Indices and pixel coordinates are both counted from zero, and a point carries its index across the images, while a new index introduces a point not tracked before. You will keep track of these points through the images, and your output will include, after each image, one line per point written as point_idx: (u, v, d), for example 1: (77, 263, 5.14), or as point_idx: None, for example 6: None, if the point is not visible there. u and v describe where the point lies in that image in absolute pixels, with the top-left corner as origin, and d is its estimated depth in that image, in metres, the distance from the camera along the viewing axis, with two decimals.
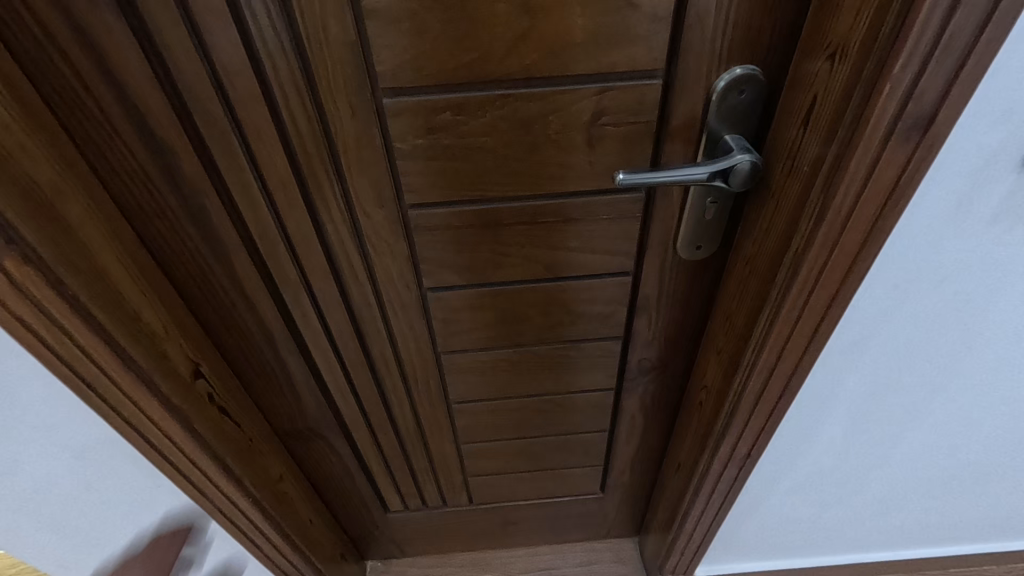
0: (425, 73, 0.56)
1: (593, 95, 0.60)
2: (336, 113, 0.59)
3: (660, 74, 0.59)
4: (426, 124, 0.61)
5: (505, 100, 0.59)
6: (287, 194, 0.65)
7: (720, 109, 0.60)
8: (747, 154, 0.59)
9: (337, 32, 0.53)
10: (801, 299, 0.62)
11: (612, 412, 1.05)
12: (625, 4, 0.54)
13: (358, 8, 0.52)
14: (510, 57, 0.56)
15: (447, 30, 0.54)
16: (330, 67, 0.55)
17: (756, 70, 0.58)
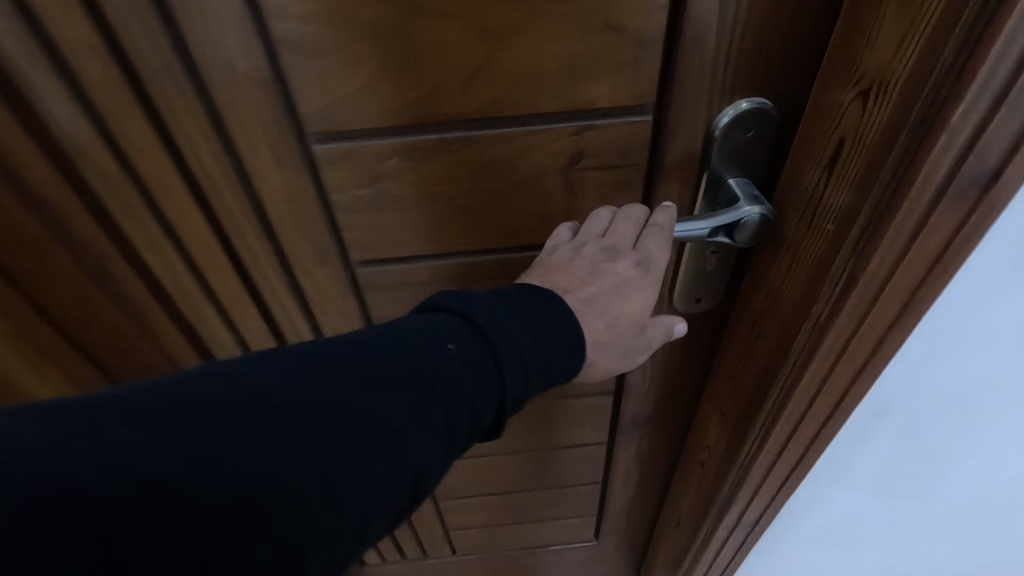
0: (361, 114, 0.46)
1: (570, 136, 0.49)
2: (257, 162, 0.48)
3: (649, 109, 0.49)
4: (370, 173, 0.50)
5: (462, 144, 0.49)
6: (209, 254, 0.54)
7: (723, 149, 0.50)
8: (756, 205, 0.49)
9: (247, 67, 0.43)
10: (822, 375, 0.52)
11: (605, 465, 0.94)
12: (605, 28, 0.43)
13: (270, 38, 0.41)
14: (464, 94, 0.46)
15: (384, 64, 0.43)
16: (243, 109, 0.45)
17: (767, 102, 0.48)
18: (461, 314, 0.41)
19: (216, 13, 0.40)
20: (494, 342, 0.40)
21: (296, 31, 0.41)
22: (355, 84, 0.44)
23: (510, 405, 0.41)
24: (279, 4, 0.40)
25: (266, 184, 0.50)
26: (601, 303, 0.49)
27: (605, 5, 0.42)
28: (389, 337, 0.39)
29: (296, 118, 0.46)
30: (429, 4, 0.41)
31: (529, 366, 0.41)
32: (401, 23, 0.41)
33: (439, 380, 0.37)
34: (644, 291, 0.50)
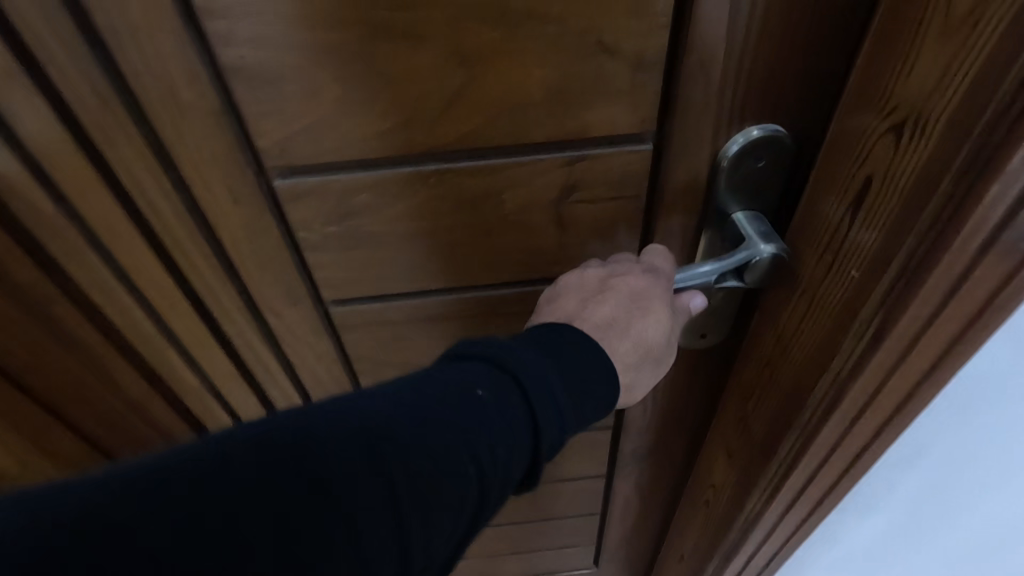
0: (325, 147, 0.41)
1: (560, 167, 0.45)
2: (212, 199, 0.43)
3: (649, 138, 0.44)
4: (340, 209, 0.46)
5: (441, 177, 0.44)
6: (166, 296, 0.49)
7: (732, 181, 0.45)
8: (770, 246, 0.44)
9: (194, 97, 0.38)
10: (844, 429, 0.46)
11: (603, 498, 0.89)
12: (599, 50, 0.38)
13: (217, 64, 0.36)
14: (441, 124, 0.41)
15: (349, 92, 0.38)
16: (192, 143, 0.40)
17: (780, 130, 0.43)
18: (492, 357, 0.39)
19: (153, 37, 0.35)
20: (527, 388, 0.38)
21: (247, 56, 0.36)
22: (317, 114, 0.39)
23: (546, 453, 0.38)
24: (225, 26, 0.35)
25: (225, 221, 0.45)
26: (618, 328, 0.45)
27: (598, 24, 0.37)
28: (411, 391, 0.36)
29: (253, 151, 0.41)
30: (398, 25, 0.36)
31: (564, 415, 0.38)
32: (367, 46, 0.36)
33: (461, 437, 0.35)
34: (660, 305, 0.45)
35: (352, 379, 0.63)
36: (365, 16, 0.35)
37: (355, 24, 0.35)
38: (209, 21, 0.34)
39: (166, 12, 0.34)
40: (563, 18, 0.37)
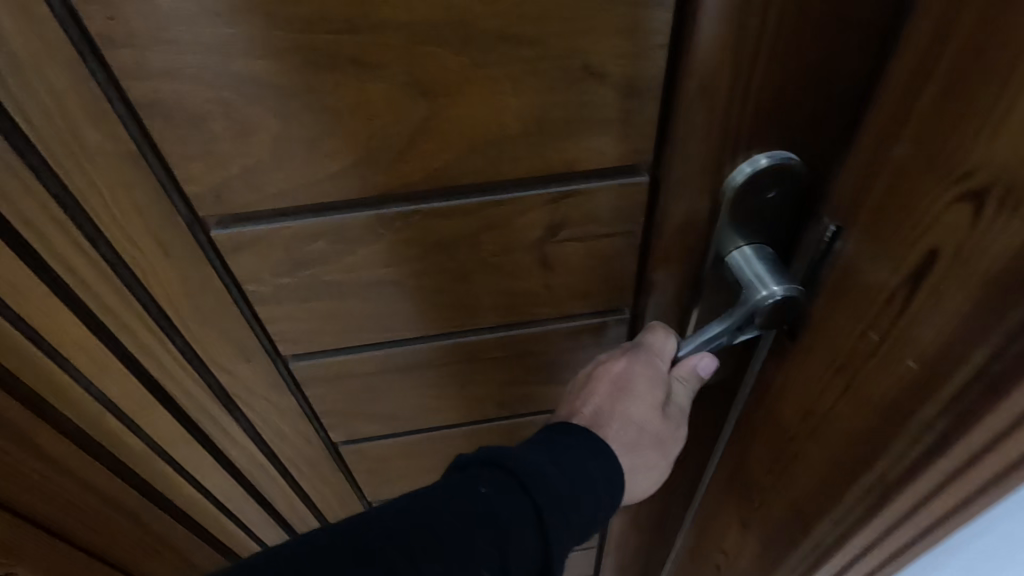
0: (269, 191, 0.35)
1: (546, 204, 0.39)
2: (138, 252, 0.37)
3: (644, 171, 0.39)
4: (293, 258, 0.40)
5: (409, 220, 0.39)
6: (94, 365, 0.42)
7: (737, 214, 0.40)
8: (778, 284, 0.38)
9: (103, 140, 0.31)
10: (887, 529, 0.39)
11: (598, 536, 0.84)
12: (586, 74, 0.33)
13: (129, 101, 0.30)
14: (404, 161, 0.35)
15: (292, 128, 0.32)
16: (105, 190, 0.33)
17: (794, 158, 0.37)
18: (498, 459, 0.43)
19: (41, 72, 0.28)
20: (535, 497, 0.41)
21: (163, 91, 0.30)
22: (256, 155, 0.33)
23: (557, 552, 0.42)
24: (132, 57, 0.28)
25: (158, 277, 0.39)
26: (607, 413, 0.47)
27: (584, 46, 0.32)
28: (438, 503, 0.41)
29: (185, 199, 0.35)
30: (346, 52, 0.30)
31: (571, 519, 0.42)
32: (310, 77, 0.30)
33: (477, 536, 0.40)
34: (647, 389, 0.45)
35: (319, 432, 0.57)
36: (305, 42, 0.29)
37: (293, 52, 0.29)
38: (111, 50, 0.28)
39: (56, 41, 0.27)
40: (542, 39, 0.31)
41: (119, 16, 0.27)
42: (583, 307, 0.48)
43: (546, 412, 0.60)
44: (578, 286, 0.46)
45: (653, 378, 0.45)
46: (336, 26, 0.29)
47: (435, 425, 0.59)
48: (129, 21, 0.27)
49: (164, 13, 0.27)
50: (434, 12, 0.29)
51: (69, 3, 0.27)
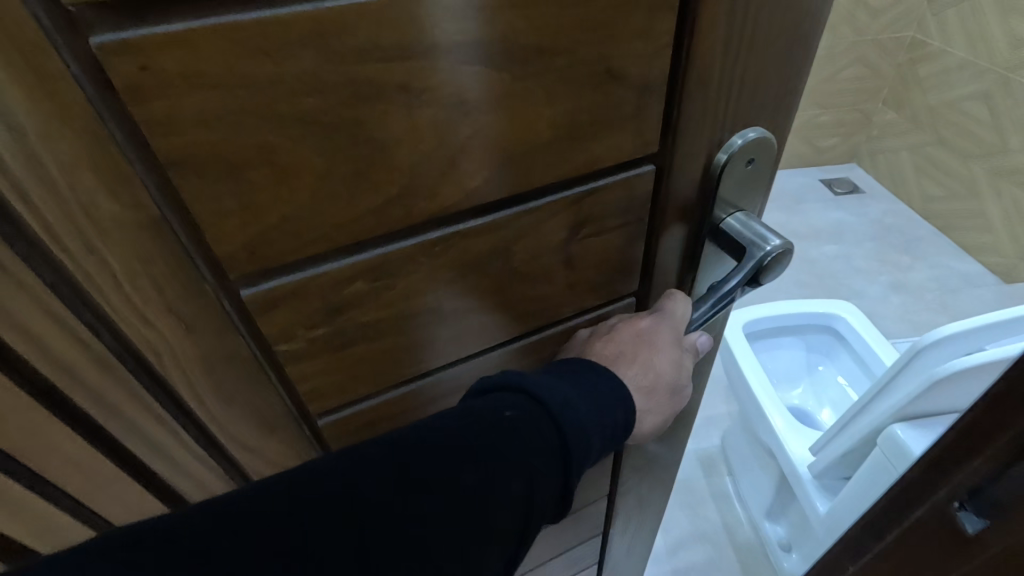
0: (311, 238, 0.32)
1: (569, 205, 0.41)
2: (153, 335, 0.32)
3: (648, 161, 0.42)
4: (330, 305, 0.37)
5: (448, 243, 0.38)
6: (79, 460, 0.36)
7: (727, 185, 0.46)
8: (776, 241, 0.46)
9: (119, 211, 0.27)
10: None
11: (608, 522, 0.84)
12: (606, 76, 0.35)
13: (155, 162, 0.26)
14: (447, 183, 0.35)
15: (339, 166, 0.30)
16: (118, 268, 0.28)
17: (762, 133, 0.44)
18: (530, 391, 0.41)
19: (47, 141, 0.23)
20: (557, 421, 0.40)
21: (200, 145, 0.26)
22: (299, 201, 0.30)
23: (575, 474, 0.41)
24: (166, 109, 0.24)
25: (175, 360, 0.34)
26: (631, 358, 0.48)
27: (608, 53, 0.34)
28: (460, 423, 0.39)
29: (207, 260, 0.30)
30: (397, 79, 0.29)
31: (590, 441, 0.42)
32: (359, 109, 0.29)
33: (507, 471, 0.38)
34: (665, 343, 0.49)
35: None
36: (352, 73, 0.28)
37: (339, 85, 0.28)
38: (141, 106, 0.24)
39: (71, 103, 0.23)
40: (574, 49, 0.33)
41: (153, 65, 0.23)
42: (601, 301, 0.50)
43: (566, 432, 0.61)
44: (597, 280, 0.49)
45: (671, 340, 0.49)
46: (388, 54, 0.28)
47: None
48: (163, 69, 0.23)
49: (206, 56, 0.24)
50: (480, 32, 0.30)
51: (91, 52, 0.22)
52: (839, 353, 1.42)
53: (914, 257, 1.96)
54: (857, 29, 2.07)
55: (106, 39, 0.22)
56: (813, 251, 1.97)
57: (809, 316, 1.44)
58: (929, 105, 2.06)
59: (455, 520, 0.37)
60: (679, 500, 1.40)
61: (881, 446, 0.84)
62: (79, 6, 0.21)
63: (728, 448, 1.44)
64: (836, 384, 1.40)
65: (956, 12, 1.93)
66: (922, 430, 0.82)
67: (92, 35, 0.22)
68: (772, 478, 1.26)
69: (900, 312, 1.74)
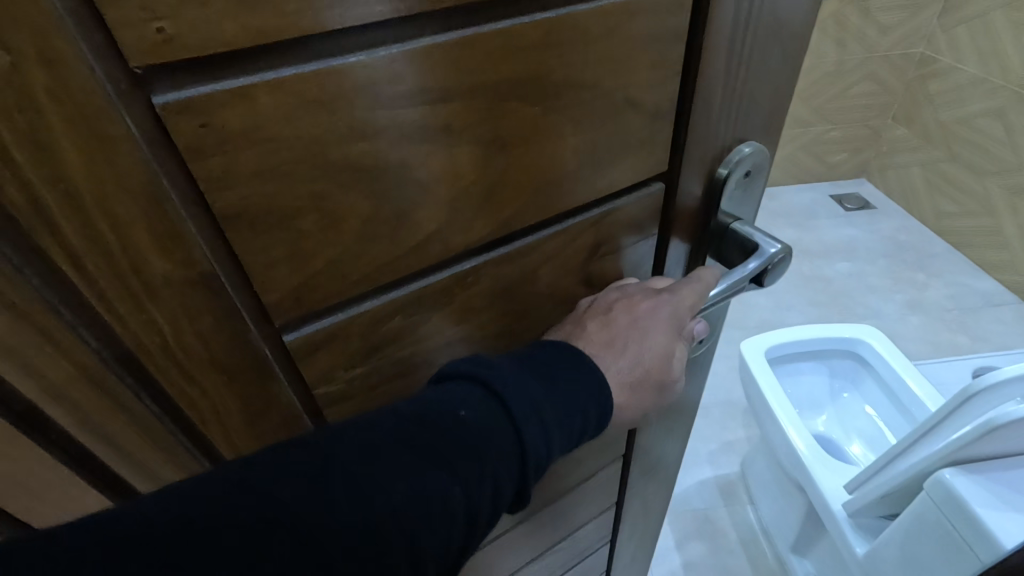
0: (349, 281, 0.31)
1: (591, 226, 0.40)
2: (195, 392, 0.30)
3: (657, 180, 0.41)
4: (368, 344, 0.35)
5: (480, 272, 0.37)
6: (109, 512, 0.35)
7: (725, 196, 0.45)
8: (776, 245, 0.44)
9: (170, 268, 0.25)
10: None
11: (631, 555, 0.82)
12: (625, 103, 0.34)
13: (211, 217, 0.25)
14: (482, 218, 0.33)
15: (380, 206, 0.29)
16: (168, 327, 0.27)
17: (756, 145, 0.44)
18: (488, 386, 0.34)
19: (105, 206, 0.22)
20: (515, 421, 0.34)
21: (252, 198, 0.25)
22: (344, 244, 0.30)
23: (533, 478, 0.35)
24: (222, 164, 0.24)
25: (216, 415, 0.32)
26: (620, 348, 0.40)
27: (628, 81, 0.34)
28: (402, 420, 0.33)
29: (252, 310, 0.29)
30: (441, 119, 0.28)
31: (552, 443, 0.36)
32: (405, 150, 0.28)
33: (453, 475, 0.32)
34: (657, 324, 0.41)
35: None
36: (402, 118, 0.27)
37: (388, 128, 0.27)
38: (198, 162, 0.23)
39: (128, 163, 0.22)
40: (597, 81, 0.32)
41: (213, 122, 0.23)
42: None
43: (586, 477, 0.59)
44: None
45: (664, 315, 0.42)
46: (434, 96, 0.27)
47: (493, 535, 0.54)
48: (225, 126, 0.23)
49: (266, 111, 0.24)
50: (520, 71, 0.29)
51: (154, 112, 0.21)
52: (864, 380, 1.41)
53: (931, 274, 1.95)
54: (867, 47, 2.09)
55: (169, 98, 0.21)
56: (826, 269, 1.97)
57: (833, 340, 1.44)
58: (941, 122, 2.06)
59: (374, 536, 0.30)
60: (699, 530, 1.38)
61: (927, 489, 0.81)
62: (146, 67, 0.20)
63: (750, 476, 1.42)
64: (864, 414, 1.39)
65: (967, 30, 1.93)
66: (973, 476, 0.78)
67: (154, 95, 0.21)
68: (800, 512, 1.22)
69: (920, 333, 1.72)
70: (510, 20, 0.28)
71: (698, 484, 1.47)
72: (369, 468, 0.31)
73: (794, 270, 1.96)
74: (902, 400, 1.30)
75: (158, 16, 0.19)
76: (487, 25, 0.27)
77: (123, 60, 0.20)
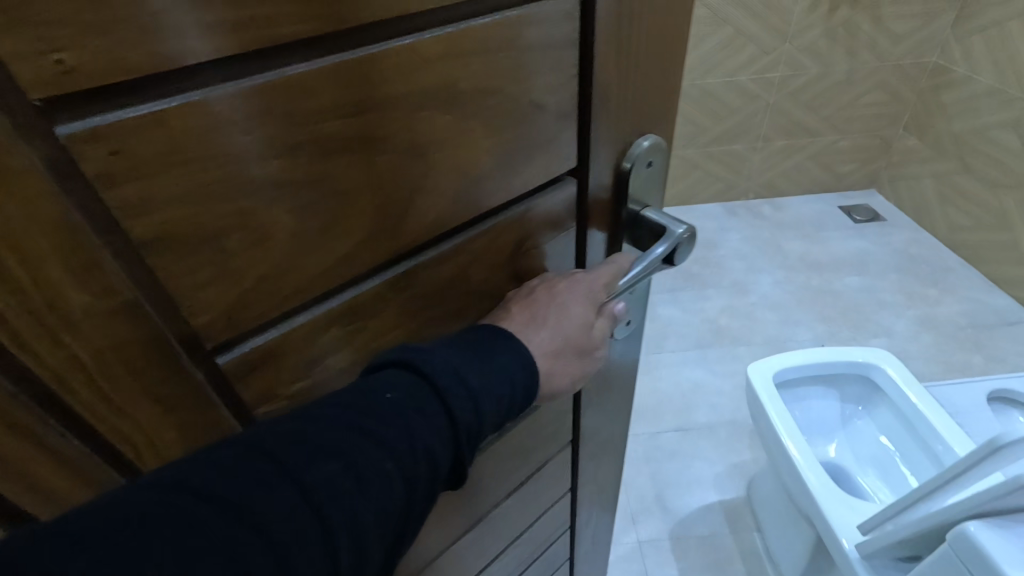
0: (279, 297, 0.32)
1: (513, 222, 0.41)
2: (125, 426, 0.30)
3: (568, 175, 0.43)
4: (308, 359, 0.36)
5: (411, 276, 0.38)
6: None
7: (633, 188, 0.47)
8: (682, 226, 0.46)
9: (90, 299, 0.25)
10: None
11: (593, 543, 0.83)
12: (530, 105, 0.36)
13: (129, 243, 0.25)
14: (407, 224, 0.35)
15: (306, 220, 0.30)
16: (92, 359, 0.27)
17: (655, 136, 0.46)
18: (411, 366, 0.36)
19: (13, 238, 0.22)
20: (443, 393, 0.36)
21: (171, 222, 0.26)
22: (273, 261, 0.30)
23: (468, 445, 0.37)
24: (138, 190, 0.24)
25: (153, 446, 0.32)
26: (542, 319, 0.41)
27: (530, 88, 0.35)
28: (328, 406, 0.34)
29: (180, 336, 0.30)
30: (356, 131, 0.29)
31: (484, 412, 0.37)
32: (325, 164, 0.29)
33: (383, 449, 0.33)
34: (573, 299, 0.43)
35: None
36: (318, 133, 0.28)
37: (304, 144, 0.28)
38: (112, 189, 0.24)
39: (34, 196, 0.22)
40: (504, 88, 0.34)
41: (124, 149, 0.23)
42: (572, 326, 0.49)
43: (537, 466, 0.59)
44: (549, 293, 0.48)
45: (581, 283, 0.44)
46: (346, 110, 0.28)
47: (447, 544, 0.54)
48: (135, 152, 0.24)
49: (177, 136, 0.24)
50: (426, 82, 0.30)
51: (59, 143, 0.22)
52: (877, 405, 1.37)
53: (945, 289, 1.88)
54: (878, 57, 2.05)
55: (74, 127, 0.22)
56: (836, 283, 1.92)
57: (845, 364, 1.40)
58: (954, 132, 1.98)
59: (311, 520, 0.30)
60: (705, 560, 1.34)
61: (949, 540, 0.77)
62: (47, 99, 0.21)
63: (758, 503, 1.39)
64: (876, 441, 1.35)
65: (984, 39, 1.85)
66: (1000, 530, 0.74)
67: (58, 126, 0.22)
68: (808, 542, 1.18)
69: (930, 351, 1.66)
70: (414, 35, 0.29)
71: (703, 509, 1.44)
72: (297, 455, 0.31)
73: (802, 283, 1.93)
74: (914, 425, 1.25)
75: (56, 48, 0.20)
76: (390, 41, 0.28)
77: (24, 95, 0.20)
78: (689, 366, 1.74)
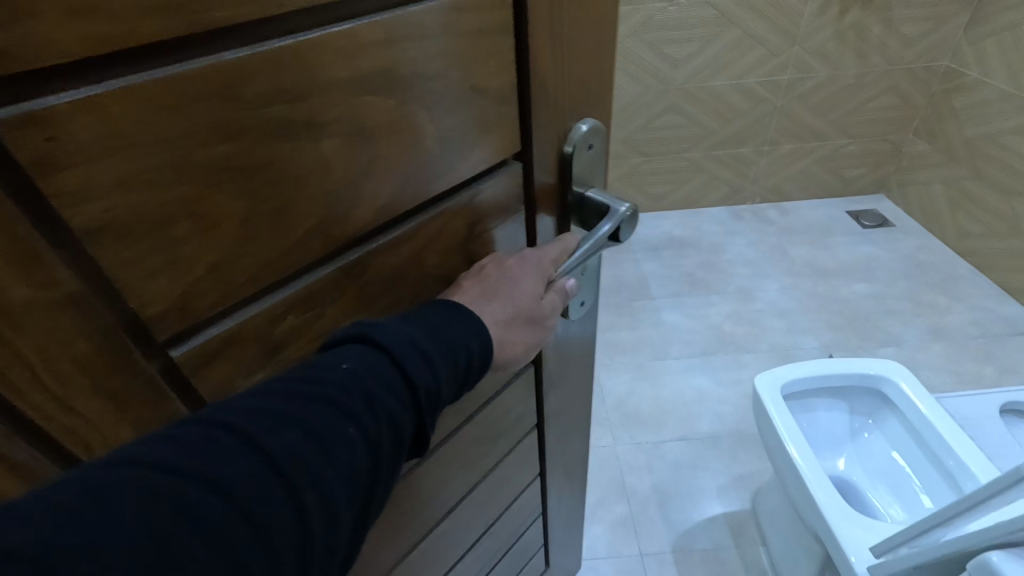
0: (231, 284, 0.32)
1: (464, 205, 0.42)
2: (77, 418, 0.30)
3: (513, 159, 0.45)
4: (265, 348, 0.37)
5: (365, 262, 0.39)
6: None
7: (577, 170, 0.49)
8: (624, 204, 0.49)
9: (32, 291, 0.26)
10: None
11: (565, 528, 0.85)
12: (471, 90, 0.37)
13: (71, 233, 0.26)
14: (357, 209, 0.35)
15: (255, 206, 0.31)
16: (36, 349, 0.27)
17: (594, 120, 0.48)
18: (370, 341, 0.36)
19: None
20: (403, 363, 0.36)
21: (116, 210, 0.26)
22: (225, 248, 0.31)
23: (429, 413, 0.38)
24: (79, 177, 0.25)
25: (106, 439, 0.32)
26: (492, 292, 0.43)
27: (470, 74, 0.37)
28: (287, 381, 0.34)
29: (131, 327, 0.30)
30: (300, 116, 0.30)
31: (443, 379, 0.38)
32: (270, 148, 0.30)
33: (343, 419, 0.34)
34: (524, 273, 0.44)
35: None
36: (262, 117, 0.29)
37: (248, 128, 0.29)
38: (52, 177, 0.24)
39: None
40: (443, 73, 0.35)
41: (62, 135, 0.24)
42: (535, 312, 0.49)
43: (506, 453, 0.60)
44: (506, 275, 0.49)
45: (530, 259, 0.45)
46: (287, 96, 0.29)
47: (419, 536, 0.54)
48: (73, 139, 0.24)
49: (116, 122, 0.25)
50: (366, 67, 0.31)
51: None
52: (886, 417, 1.34)
53: (954, 296, 1.82)
54: (887, 61, 2.01)
55: (7, 114, 0.22)
56: (842, 289, 1.89)
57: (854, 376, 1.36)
58: (967, 138, 1.92)
59: (279, 491, 0.30)
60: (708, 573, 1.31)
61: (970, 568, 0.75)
62: None
63: (764, 517, 1.35)
64: (886, 455, 1.32)
65: (998, 42, 1.80)
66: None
67: None
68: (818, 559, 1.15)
69: (937, 359, 1.62)
70: (351, 22, 0.30)
71: (705, 521, 1.41)
72: (258, 428, 0.31)
73: (807, 290, 1.90)
74: (926, 441, 1.21)
75: None
76: (328, 28, 0.29)
77: None
78: (693, 373, 1.72)
